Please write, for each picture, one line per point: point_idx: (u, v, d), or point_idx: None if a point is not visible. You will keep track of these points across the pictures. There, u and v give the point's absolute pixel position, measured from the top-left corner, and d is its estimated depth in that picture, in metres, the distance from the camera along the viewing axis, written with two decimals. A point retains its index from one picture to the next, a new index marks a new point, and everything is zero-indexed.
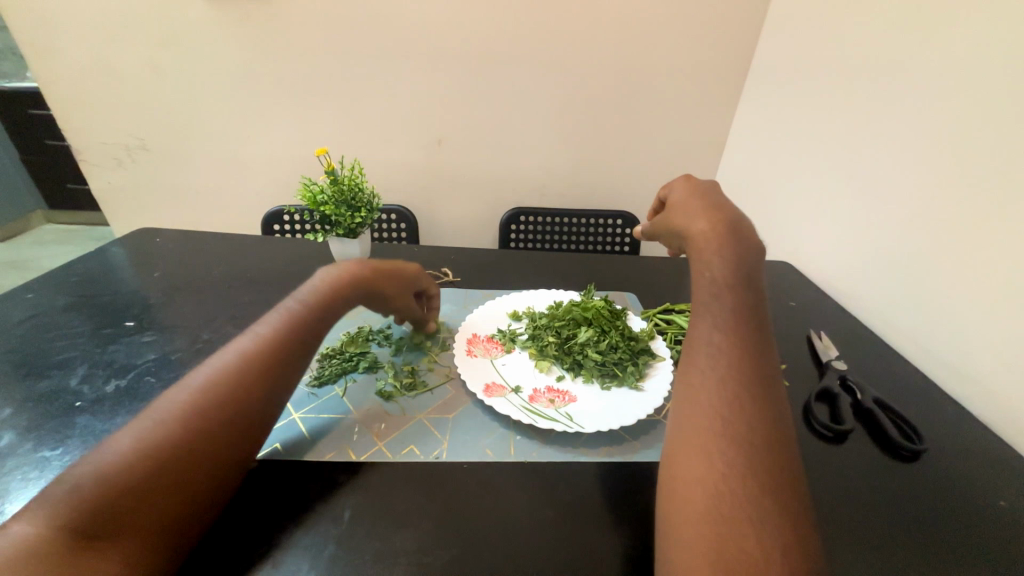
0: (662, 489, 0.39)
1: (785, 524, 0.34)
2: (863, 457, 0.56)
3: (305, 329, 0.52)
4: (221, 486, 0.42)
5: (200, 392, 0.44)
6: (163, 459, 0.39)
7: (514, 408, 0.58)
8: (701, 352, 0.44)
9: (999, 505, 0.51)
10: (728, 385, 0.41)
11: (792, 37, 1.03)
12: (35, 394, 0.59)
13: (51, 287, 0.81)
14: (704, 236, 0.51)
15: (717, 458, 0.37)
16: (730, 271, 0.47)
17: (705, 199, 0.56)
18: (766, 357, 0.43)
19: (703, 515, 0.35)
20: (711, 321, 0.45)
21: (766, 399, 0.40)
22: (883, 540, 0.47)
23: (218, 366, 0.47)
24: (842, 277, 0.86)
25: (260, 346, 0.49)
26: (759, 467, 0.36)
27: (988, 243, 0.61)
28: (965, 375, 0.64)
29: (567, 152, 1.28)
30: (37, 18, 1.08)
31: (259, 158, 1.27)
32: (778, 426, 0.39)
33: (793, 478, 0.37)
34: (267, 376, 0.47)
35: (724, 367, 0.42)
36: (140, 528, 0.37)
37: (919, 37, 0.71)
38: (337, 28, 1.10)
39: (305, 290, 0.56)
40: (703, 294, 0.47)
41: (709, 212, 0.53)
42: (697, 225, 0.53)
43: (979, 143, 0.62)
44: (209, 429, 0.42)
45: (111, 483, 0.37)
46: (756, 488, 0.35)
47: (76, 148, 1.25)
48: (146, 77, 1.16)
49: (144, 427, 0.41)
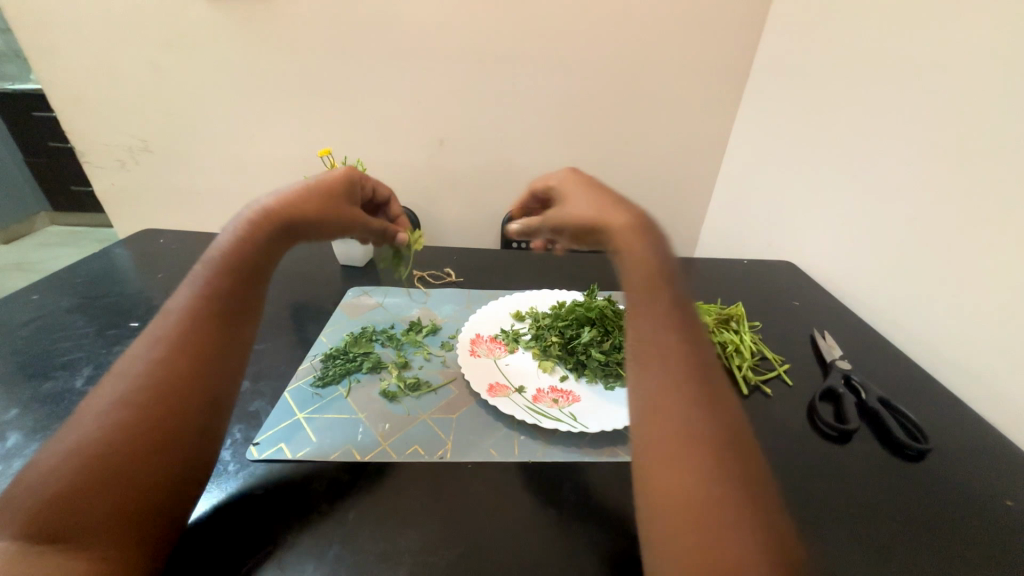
0: (648, 501, 0.37)
1: (760, 520, 0.33)
2: (870, 458, 0.56)
3: (233, 300, 0.48)
4: (182, 476, 0.41)
5: (137, 384, 0.42)
6: (111, 454, 0.38)
7: (518, 409, 0.58)
8: (645, 355, 0.42)
9: (1006, 505, 0.51)
10: (677, 383, 0.40)
11: (793, 36, 1.02)
12: (40, 394, 0.60)
13: (56, 288, 0.81)
14: (627, 232, 0.50)
15: (686, 464, 0.36)
16: (660, 265, 0.47)
17: (607, 194, 0.56)
18: (704, 346, 0.43)
19: (681, 527, 0.34)
20: (648, 318, 0.44)
21: (716, 391, 0.40)
22: (888, 541, 0.47)
23: (148, 351, 0.44)
24: (844, 277, 0.86)
25: (179, 323, 0.45)
26: (728, 466, 0.36)
27: (992, 241, 0.61)
28: (969, 375, 0.64)
29: (568, 152, 1.28)
30: (39, 20, 1.08)
31: (262, 159, 1.28)
32: (741, 414, 0.40)
33: (761, 470, 0.36)
34: (202, 354, 0.44)
35: (668, 366, 0.41)
36: (99, 525, 0.36)
37: (920, 36, 0.71)
38: (338, 29, 1.11)
39: (220, 247, 0.50)
40: (638, 292, 0.46)
41: (610, 206, 0.54)
42: (613, 221, 0.52)
43: (982, 141, 0.62)
44: (149, 418, 0.40)
45: (58, 484, 0.36)
46: (729, 487, 0.34)
47: (79, 149, 1.26)
48: (147, 79, 1.16)
49: (81, 426, 0.39)
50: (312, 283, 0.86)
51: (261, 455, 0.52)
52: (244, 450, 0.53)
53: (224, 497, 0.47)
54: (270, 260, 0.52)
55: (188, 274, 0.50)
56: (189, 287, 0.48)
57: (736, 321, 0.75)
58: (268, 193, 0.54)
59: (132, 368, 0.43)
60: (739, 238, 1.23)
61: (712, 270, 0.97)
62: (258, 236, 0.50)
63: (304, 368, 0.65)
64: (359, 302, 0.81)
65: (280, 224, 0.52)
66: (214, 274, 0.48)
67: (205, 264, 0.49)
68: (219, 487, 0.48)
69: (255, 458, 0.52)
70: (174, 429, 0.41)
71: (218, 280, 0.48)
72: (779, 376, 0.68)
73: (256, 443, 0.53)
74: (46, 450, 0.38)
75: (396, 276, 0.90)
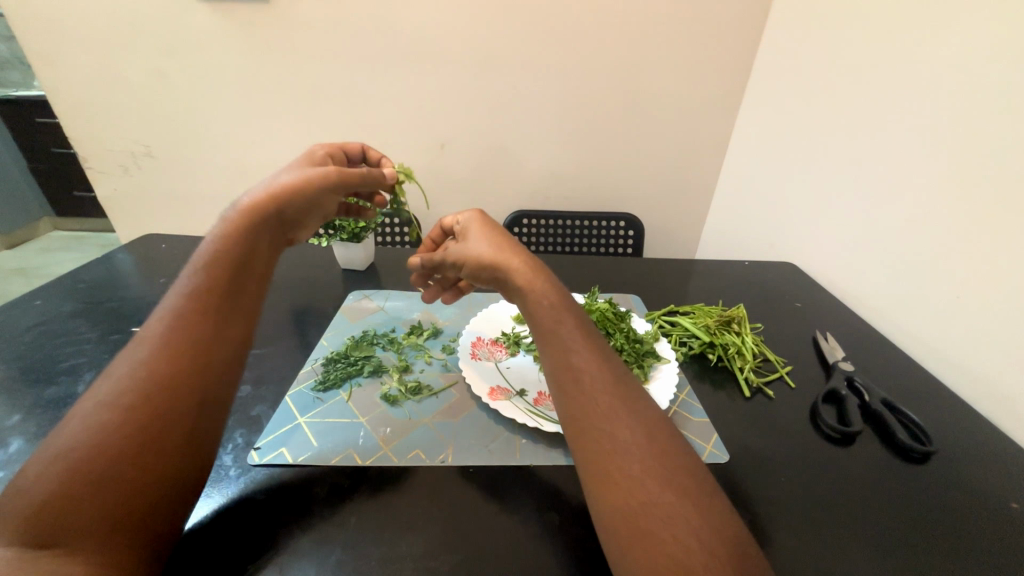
0: (616, 532, 0.36)
1: (696, 511, 0.35)
2: (873, 460, 0.55)
3: (217, 297, 0.48)
4: (171, 475, 0.40)
5: (121, 387, 0.41)
6: (96, 456, 0.38)
7: (519, 412, 0.58)
8: (560, 380, 0.43)
9: (1011, 507, 0.50)
10: (596, 401, 0.41)
11: (793, 37, 1.02)
12: (43, 399, 0.60)
13: (59, 294, 0.82)
14: (524, 266, 0.48)
15: (620, 474, 0.37)
16: (559, 293, 0.47)
17: (495, 231, 0.53)
18: (611, 355, 0.45)
19: (628, 533, 0.35)
20: (559, 344, 0.44)
21: (629, 397, 0.41)
22: (892, 545, 0.46)
23: (134, 353, 0.44)
24: (847, 279, 0.86)
25: (164, 324, 0.45)
26: (657, 467, 0.37)
27: (994, 243, 0.60)
28: (974, 377, 0.63)
29: (568, 155, 1.28)
30: (43, 27, 1.09)
31: (263, 163, 1.28)
32: (669, 424, 0.41)
33: (688, 461, 0.38)
34: (184, 354, 0.44)
35: (582, 386, 0.41)
36: (87, 527, 0.36)
37: (921, 37, 0.71)
38: (340, 34, 1.11)
39: (200, 252, 0.51)
40: (541, 320, 0.45)
41: (497, 244, 0.51)
42: (502, 257, 0.49)
43: (986, 142, 0.61)
44: (138, 418, 0.40)
45: (45, 489, 0.36)
46: (662, 487, 0.36)
47: (82, 155, 1.27)
48: (149, 86, 1.17)
49: (66, 431, 0.39)
50: (314, 286, 0.86)
51: (262, 460, 0.52)
52: (245, 455, 0.53)
53: (227, 501, 0.48)
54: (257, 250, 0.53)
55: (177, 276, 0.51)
56: (173, 291, 0.48)
57: (738, 323, 0.75)
58: (243, 194, 0.55)
59: (117, 372, 0.43)
60: (741, 240, 1.23)
61: (712, 272, 0.97)
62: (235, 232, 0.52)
63: (305, 372, 0.65)
64: (360, 305, 0.81)
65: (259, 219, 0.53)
66: (196, 271, 0.49)
67: (191, 267, 0.50)
68: (222, 491, 0.49)
69: (256, 462, 0.52)
70: (161, 429, 0.40)
71: (198, 277, 0.49)
72: (781, 378, 0.68)
73: (258, 447, 0.53)
74: (34, 456, 0.38)
75: (397, 280, 0.90)
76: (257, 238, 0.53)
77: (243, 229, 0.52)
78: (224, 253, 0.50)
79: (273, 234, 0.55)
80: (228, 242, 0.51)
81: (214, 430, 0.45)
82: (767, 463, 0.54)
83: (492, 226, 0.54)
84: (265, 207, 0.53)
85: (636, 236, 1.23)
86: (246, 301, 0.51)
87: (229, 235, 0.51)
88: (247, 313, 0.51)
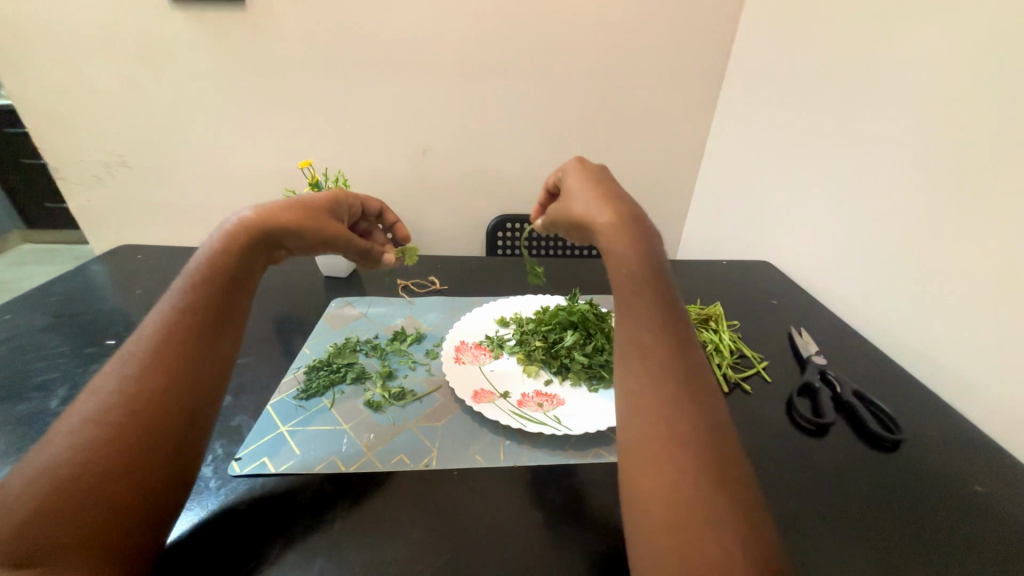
0: (647, 516, 0.35)
1: (732, 516, 0.33)
2: (846, 449, 0.57)
3: (211, 312, 0.47)
4: (155, 493, 0.40)
5: (111, 402, 0.41)
6: (80, 472, 0.37)
7: (503, 414, 0.59)
8: (630, 356, 0.41)
9: (977, 491, 0.52)
10: (659, 384, 0.39)
11: (764, 43, 1.06)
12: (12, 416, 0.58)
13: (28, 307, 0.80)
14: (613, 230, 0.47)
15: (665, 464, 0.36)
16: (645, 264, 0.45)
17: (599, 187, 0.52)
18: (689, 346, 0.42)
19: (659, 525, 0.34)
20: (638, 320, 0.42)
21: (698, 390, 0.39)
22: (867, 532, 0.48)
23: (123, 368, 0.43)
24: (821, 276, 0.89)
25: (156, 338, 0.44)
26: (706, 467, 0.35)
27: (963, 237, 0.63)
28: (942, 368, 0.66)
29: (550, 159, 1.30)
30: (10, 35, 1.07)
31: (243, 171, 1.27)
32: (725, 426, 0.38)
33: (739, 466, 0.36)
34: (179, 372, 0.43)
35: (648, 364, 0.40)
36: (70, 545, 0.35)
37: (886, 41, 0.74)
38: (320, 40, 1.11)
39: (196, 265, 0.50)
40: (623, 291, 0.44)
41: (597, 198, 0.50)
42: (598, 218, 0.48)
43: (951, 140, 0.64)
44: (128, 434, 0.39)
45: (27, 505, 0.35)
46: (705, 491, 0.34)
47: (53, 165, 1.24)
48: (123, 94, 1.15)
49: (50, 445, 0.38)
50: (294, 294, 0.86)
51: (243, 471, 0.51)
52: (226, 466, 0.52)
53: (207, 514, 0.47)
54: (249, 273, 0.52)
55: (168, 289, 0.49)
56: (164, 304, 0.47)
57: (715, 321, 0.77)
58: (251, 207, 0.54)
59: (104, 387, 0.42)
60: (718, 240, 1.26)
61: (693, 272, 1.00)
62: (236, 243, 0.51)
63: (287, 380, 0.65)
64: (342, 312, 0.81)
65: (256, 245, 0.52)
66: (196, 286, 0.48)
67: (186, 280, 0.49)
68: (202, 505, 0.48)
69: (237, 473, 0.51)
70: (148, 445, 0.40)
71: (196, 292, 0.48)
72: (758, 373, 0.70)
73: (239, 457, 0.53)
74: (12, 475, 0.37)
75: (380, 286, 0.90)
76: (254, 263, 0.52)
77: (240, 260, 0.50)
78: (223, 269, 0.49)
79: (266, 259, 0.54)
80: (230, 257, 0.50)
81: (200, 444, 0.45)
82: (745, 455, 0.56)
83: (598, 176, 0.53)
84: (272, 234, 0.53)
85: None
86: (235, 319, 0.49)
87: (229, 256, 0.50)
88: (240, 328, 0.50)
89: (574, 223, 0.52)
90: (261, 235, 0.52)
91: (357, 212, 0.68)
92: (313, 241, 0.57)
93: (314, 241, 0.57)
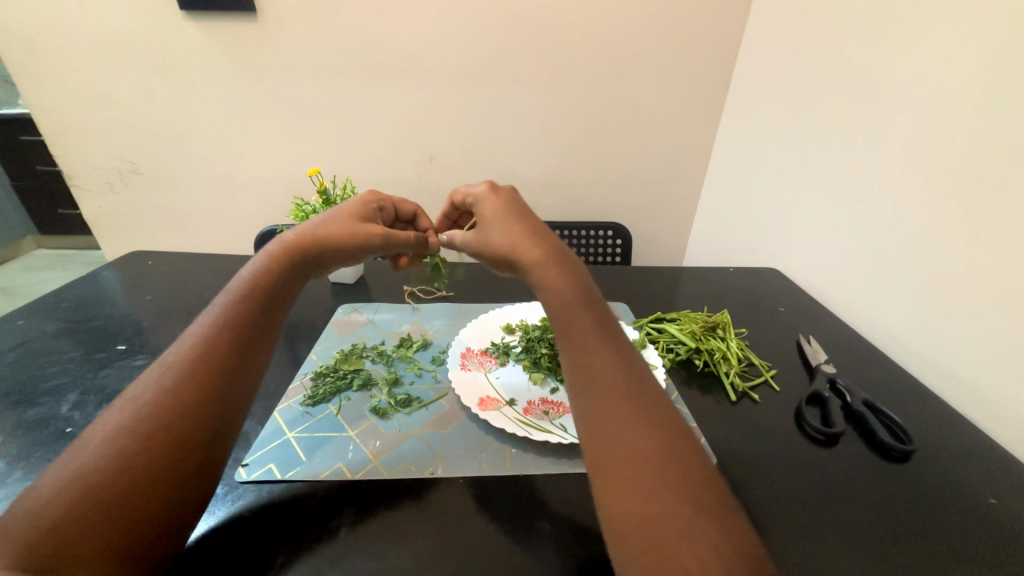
0: (626, 535, 0.35)
1: (711, 523, 0.34)
2: (855, 459, 0.56)
3: (243, 329, 0.49)
4: (178, 504, 0.40)
5: (145, 410, 0.42)
6: (111, 480, 0.37)
7: (508, 421, 0.59)
8: (579, 383, 0.43)
9: (990, 503, 0.51)
10: (612, 405, 0.40)
11: (770, 50, 1.06)
12: (25, 421, 0.59)
13: (40, 313, 0.81)
14: (543, 262, 0.50)
15: (636, 481, 0.36)
16: (578, 290, 0.47)
17: (523, 217, 0.55)
18: (634, 364, 0.44)
19: (639, 542, 0.34)
20: (579, 344, 0.44)
21: (652, 405, 0.41)
22: (880, 545, 0.47)
23: (159, 378, 0.44)
24: (829, 284, 0.88)
25: (193, 352, 0.46)
26: (677, 478, 0.36)
27: (974, 244, 0.62)
28: (953, 377, 0.65)
29: (555, 165, 1.30)
30: (29, 47, 1.10)
31: (251, 178, 1.29)
32: (689, 438, 0.39)
33: (703, 471, 0.37)
34: (209, 388, 0.45)
35: (600, 388, 0.41)
36: (92, 551, 0.35)
37: (893, 48, 0.74)
38: (329, 50, 1.13)
39: (227, 291, 0.53)
40: (563, 320, 0.46)
41: (524, 227, 0.53)
42: (530, 249, 0.51)
43: (959, 147, 0.64)
44: (159, 443, 0.40)
45: (57, 510, 0.35)
46: (681, 501, 0.35)
47: (66, 172, 1.26)
48: (137, 103, 1.17)
49: (84, 451, 0.39)
50: (302, 300, 0.86)
51: (250, 477, 0.51)
52: (233, 473, 0.52)
53: (215, 522, 0.47)
54: (284, 291, 0.55)
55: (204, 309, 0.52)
56: (202, 320, 0.50)
57: (723, 328, 0.76)
58: (277, 238, 0.58)
59: (140, 396, 0.43)
60: (725, 246, 1.25)
61: (700, 279, 0.99)
62: (261, 271, 0.54)
63: (294, 387, 0.65)
64: (349, 319, 0.81)
65: (289, 268, 0.56)
66: (231, 304, 0.51)
67: (220, 303, 0.52)
68: (212, 512, 0.48)
69: (243, 480, 0.51)
70: (176, 456, 0.41)
71: (227, 310, 0.50)
72: (767, 382, 0.69)
73: (246, 463, 0.53)
74: (47, 476, 0.37)
75: (387, 293, 0.90)
76: (288, 282, 0.56)
77: (268, 281, 0.53)
78: (250, 291, 0.52)
79: (303, 276, 0.58)
80: (260, 282, 0.53)
81: (222, 458, 0.45)
82: (754, 464, 0.55)
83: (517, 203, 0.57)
84: (303, 252, 0.57)
85: (624, 244, 1.26)
86: (262, 341, 0.51)
87: (258, 279, 0.53)
88: (267, 344, 0.52)
89: (503, 253, 0.54)
90: (291, 260, 0.56)
91: (390, 216, 0.70)
92: (345, 249, 0.59)
93: (348, 250, 0.59)
